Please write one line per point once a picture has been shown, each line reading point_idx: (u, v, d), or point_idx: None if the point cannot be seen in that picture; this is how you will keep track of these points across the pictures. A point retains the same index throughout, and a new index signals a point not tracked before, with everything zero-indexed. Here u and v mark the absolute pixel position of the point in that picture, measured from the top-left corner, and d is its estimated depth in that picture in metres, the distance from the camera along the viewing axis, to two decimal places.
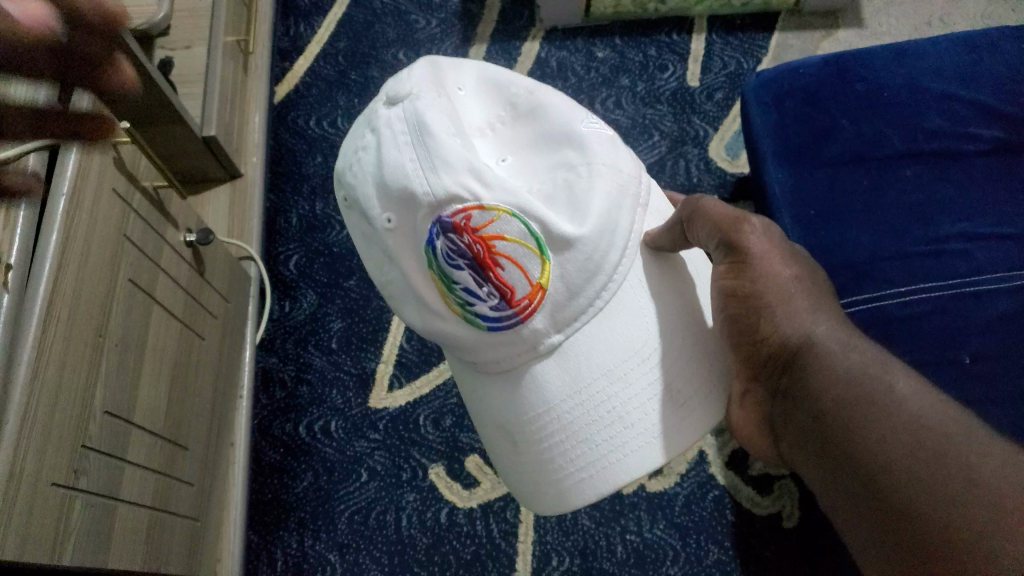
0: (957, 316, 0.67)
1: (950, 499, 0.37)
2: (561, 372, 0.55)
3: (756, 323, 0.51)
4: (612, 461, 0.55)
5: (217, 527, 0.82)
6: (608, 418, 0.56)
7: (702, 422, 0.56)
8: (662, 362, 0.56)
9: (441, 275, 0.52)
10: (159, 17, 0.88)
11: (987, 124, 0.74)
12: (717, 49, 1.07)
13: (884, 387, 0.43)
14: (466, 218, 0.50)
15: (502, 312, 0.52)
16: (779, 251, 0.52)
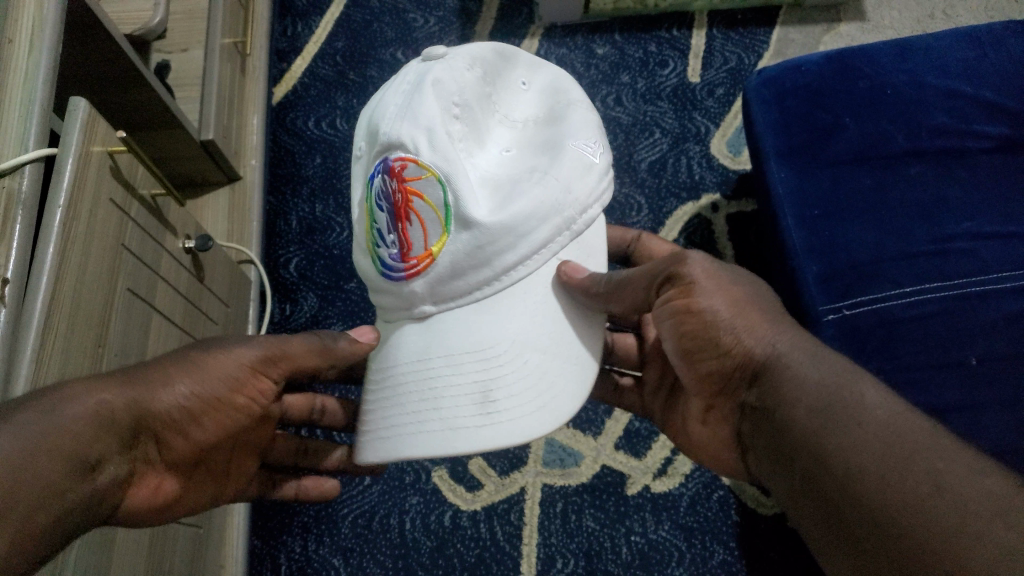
0: (963, 316, 0.66)
1: (916, 500, 0.36)
2: (419, 340, 0.54)
3: (712, 338, 0.50)
4: (406, 433, 0.51)
5: (220, 533, 0.81)
6: (427, 394, 0.52)
7: (504, 437, 0.50)
8: (506, 366, 0.51)
9: (370, 212, 0.55)
10: (156, 21, 0.88)
11: (992, 121, 0.73)
12: (717, 44, 1.06)
13: (857, 397, 0.42)
14: (402, 167, 0.52)
15: (395, 265, 0.53)
16: (723, 276, 0.51)
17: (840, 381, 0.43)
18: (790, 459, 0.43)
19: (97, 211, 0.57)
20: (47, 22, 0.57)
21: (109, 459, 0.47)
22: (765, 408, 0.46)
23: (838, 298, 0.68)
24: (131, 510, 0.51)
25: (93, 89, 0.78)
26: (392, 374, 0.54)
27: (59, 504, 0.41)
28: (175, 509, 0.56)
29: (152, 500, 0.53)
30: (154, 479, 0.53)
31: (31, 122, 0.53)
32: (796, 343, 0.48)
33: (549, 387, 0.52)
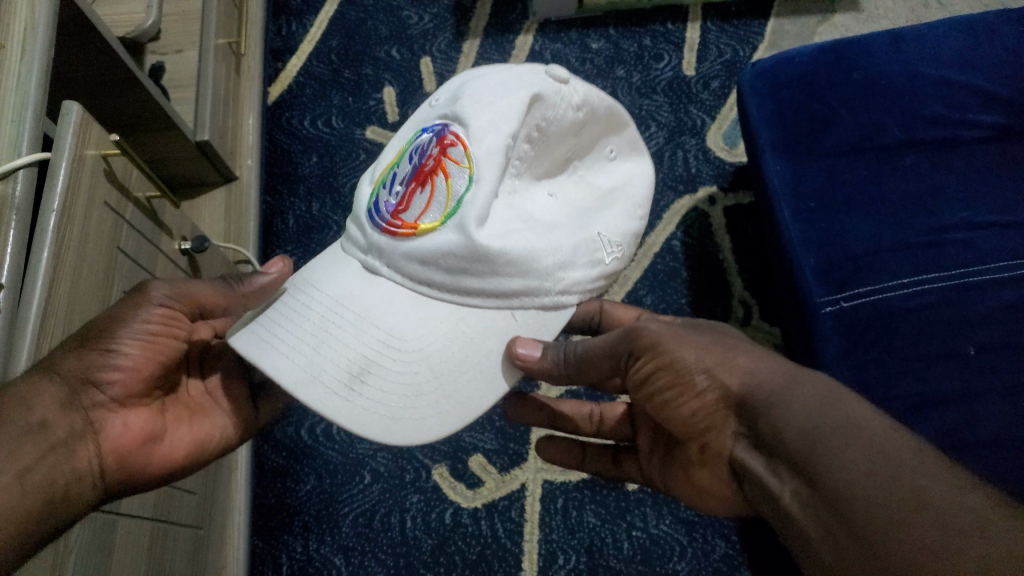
0: (961, 306, 0.66)
1: (896, 516, 0.32)
2: (360, 287, 0.53)
3: (681, 383, 0.49)
4: (277, 348, 0.50)
5: (221, 534, 0.81)
6: (321, 333, 0.51)
7: (341, 420, 0.48)
8: (395, 362, 0.50)
9: (400, 159, 0.54)
10: (148, 23, 0.87)
11: (988, 110, 0.73)
12: (712, 37, 1.05)
13: (850, 414, 0.39)
14: (452, 142, 0.51)
15: (384, 212, 0.52)
16: (681, 333, 0.52)
17: (829, 402, 0.40)
18: (781, 483, 0.40)
19: (92, 215, 0.57)
20: (39, 25, 0.56)
21: (51, 424, 0.48)
22: (755, 437, 0.44)
23: (835, 290, 0.68)
24: (111, 455, 0.52)
25: (86, 92, 0.78)
26: (303, 302, 0.53)
27: (14, 469, 0.45)
28: (156, 452, 0.55)
29: (126, 442, 0.53)
30: (120, 422, 0.53)
31: (24, 126, 0.53)
32: (768, 363, 0.47)
33: (413, 407, 0.50)
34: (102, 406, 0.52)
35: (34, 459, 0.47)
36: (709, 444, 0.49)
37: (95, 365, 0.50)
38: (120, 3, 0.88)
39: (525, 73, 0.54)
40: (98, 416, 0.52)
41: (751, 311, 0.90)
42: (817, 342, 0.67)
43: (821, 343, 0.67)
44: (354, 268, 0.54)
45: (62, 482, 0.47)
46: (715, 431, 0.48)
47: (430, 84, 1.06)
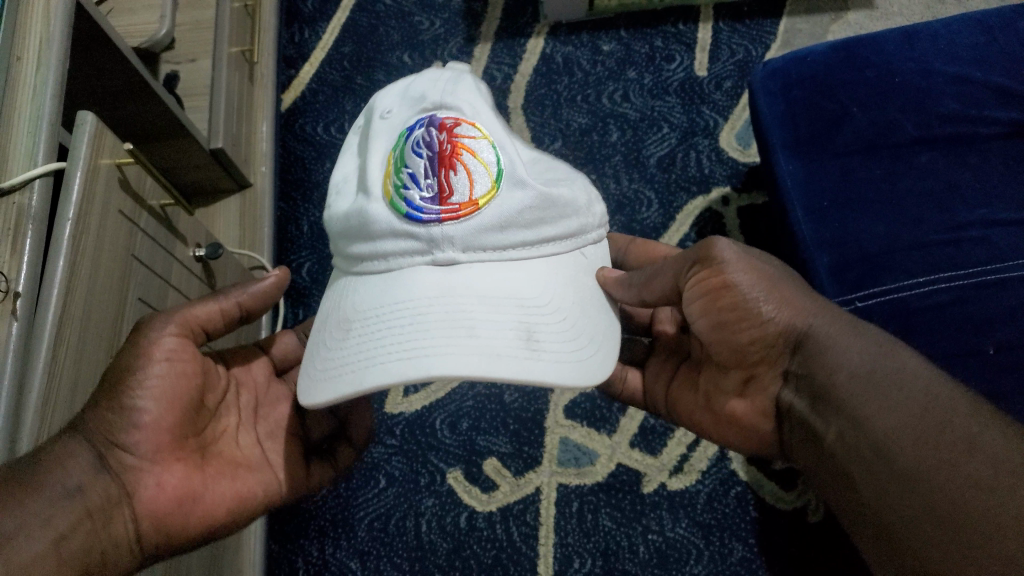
0: (979, 305, 0.65)
1: (941, 457, 0.39)
2: (434, 276, 0.48)
3: (742, 316, 0.52)
4: (430, 352, 0.45)
5: (237, 538, 0.82)
6: (462, 325, 0.46)
7: (550, 376, 0.46)
8: (544, 317, 0.48)
9: (394, 164, 0.51)
10: (162, 33, 0.88)
11: (1003, 106, 0.72)
12: (724, 37, 1.05)
13: (903, 361, 0.45)
14: (454, 123, 0.51)
15: (427, 204, 0.48)
16: (749, 262, 0.53)
17: (886, 354, 0.46)
18: (827, 425, 0.47)
19: (107, 224, 0.58)
20: (54, 36, 0.57)
21: (83, 490, 0.46)
22: (806, 382, 0.50)
23: (849, 290, 0.67)
24: (147, 519, 0.49)
25: (102, 103, 0.78)
26: (399, 316, 0.47)
27: (49, 537, 0.44)
28: (196, 508, 0.52)
29: (164, 503, 0.50)
30: (154, 482, 0.50)
31: (40, 136, 0.53)
32: (816, 309, 0.51)
33: (576, 339, 0.49)
34: (133, 467, 0.49)
35: (69, 526, 0.45)
36: (758, 372, 0.55)
37: (113, 428, 0.48)
38: (134, 13, 0.89)
39: (441, 73, 0.57)
40: (131, 479, 0.49)
41: None
42: None
43: None
44: (415, 272, 0.49)
45: (97, 549, 0.46)
46: (767, 362, 0.54)
47: None
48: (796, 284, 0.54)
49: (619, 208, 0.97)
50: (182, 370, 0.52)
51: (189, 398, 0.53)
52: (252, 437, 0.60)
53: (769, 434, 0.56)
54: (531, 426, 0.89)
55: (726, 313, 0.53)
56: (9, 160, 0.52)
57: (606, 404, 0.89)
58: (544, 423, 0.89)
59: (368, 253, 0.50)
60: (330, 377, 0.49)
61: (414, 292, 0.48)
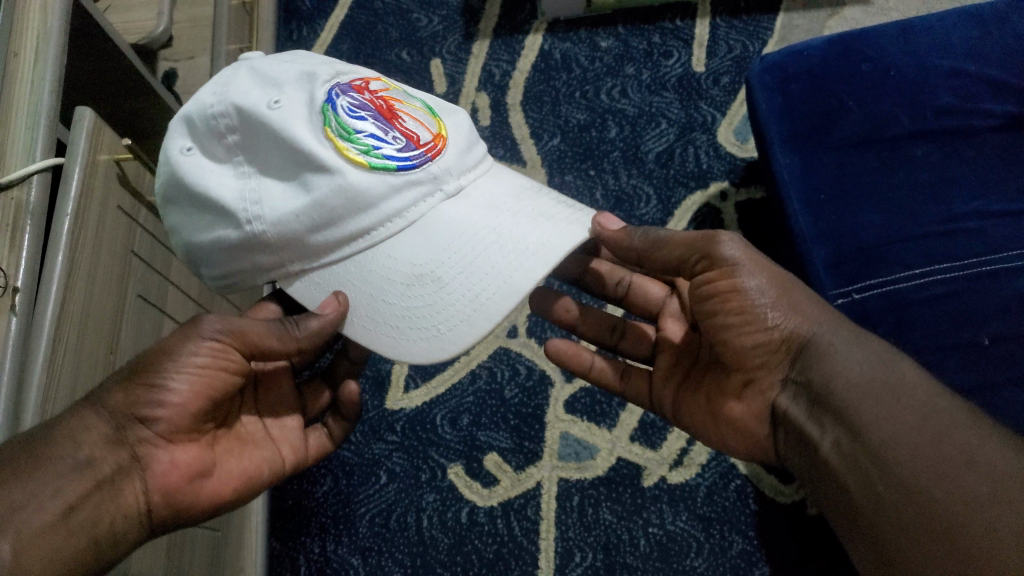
0: (974, 296, 0.65)
1: (943, 471, 0.42)
2: (464, 208, 0.53)
3: (750, 317, 0.53)
4: (519, 260, 0.52)
5: (239, 535, 0.82)
6: (530, 221, 0.54)
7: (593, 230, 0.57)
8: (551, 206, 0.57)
9: (338, 130, 0.50)
10: (159, 30, 0.88)
11: (998, 99, 0.72)
12: (721, 33, 1.05)
13: (899, 372, 0.48)
14: (363, 83, 0.54)
15: (409, 153, 0.51)
16: (755, 257, 0.55)
17: (885, 364, 0.49)
18: (822, 429, 0.49)
19: (105, 220, 0.58)
20: (51, 32, 0.57)
21: (96, 459, 0.46)
22: (809, 387, 0.51)
23: (846, 282, 0.68)
24: (160, 494, 0.49)
25: (101, 100, 0.78)
26: (459, 249, 0.52)
27: (58, 508, 0.44)
28: (206, 488, 0.53)
29: (177, 480, 0.50)
30: (168, 458, 0.50)
31: (38, 132, 0.53)
32: (810, 308, 0.54)
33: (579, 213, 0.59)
34: (149, 442, 0.50)
35: (80, 496, 0.45)
36: (756, 378, 0.55)
37: (140, 402, 0.49)
38: (131, 10, 0.89)
39: (255, 64, 0.53)
40: (146, 454, 0.49)
41: None
42: None
43: None
44: (445, 209, 0.53)
45: (104, 519, 0.46)
46: (766, 369, 0.54)
47: (441, 85, 1.07)
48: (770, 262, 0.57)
49: (618, 204, 0.97)
50: (221, 371, 0.52)
51: (222, 392, 0.53)
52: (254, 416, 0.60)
53: (763, 439, 0.56)
54: (531, 421, 0.89)
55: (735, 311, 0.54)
56: (8, 156, 0.53)
57: (606, 399, 0.90)
58: (544, 418, 0.89)
59: (379, 218, 0.51)
60: (430, 334, 0.52)
61: (459, 222, 0.53)
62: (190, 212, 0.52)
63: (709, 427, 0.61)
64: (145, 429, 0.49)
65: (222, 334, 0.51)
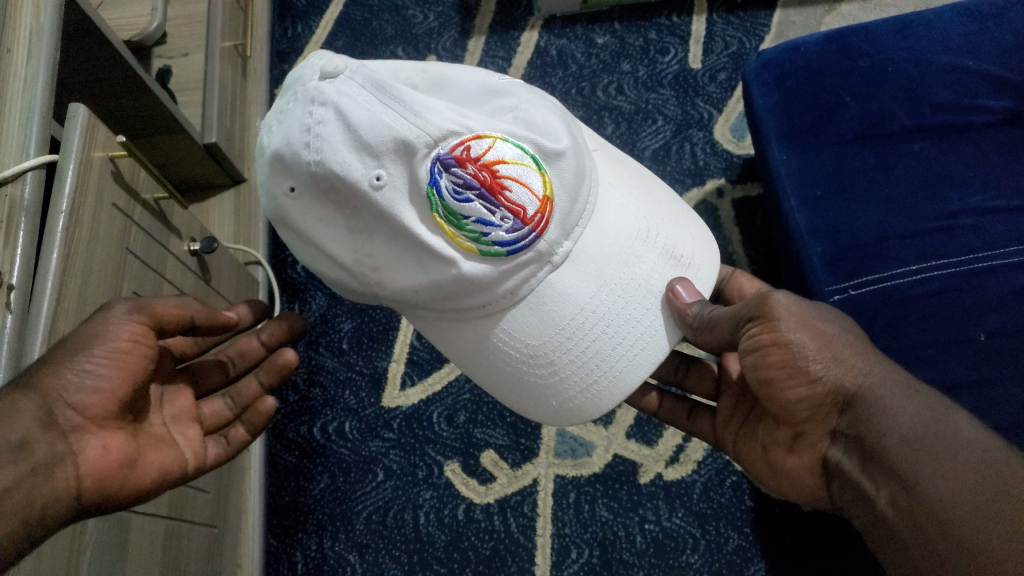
0: (971, 293, 0.65)
1: (999, 530, 0.40)
2: (576, 279, 0.56)
3: (796, 373, 0.53)
4: (623, 357, 0.57)
5: (235, 533, 0.81)
6: (638, 293, 0.57)
7: (704, 285, 0.60)
8: (658, 250, 0.59)
9: (446, 216, 0.50)
10: (154, 27, 0.88)
11: (995, 95, 0.72)
12: (718, 29, 1.05)
13: (954, 426, 0.46)
14: (466, 149, 0.50)
15: (517, 233, 0.51)
16: (804, 317, 0.54)
17: (940, 419, 0.47)
18: (875, 485, 0.48)
19: (100, 217, 0.57)
20: (44, 30, 0.57)
21: (31, 443, 0.43)
22: (857, 442, 0.51)
23: (842, 278, 0.68)
24: (93, 480, 0.46)
25: (94, 97, 0.78)
26: (572, 330, 0.57)
27: None
28: (138, 474, 0.49)
29: (109, 467, 0.47)
30: (99, 443, 0.47)
31: (31, 129, 0.53)
32: (849, 358, 0.52)
33: (688, 252, 0.61)
34: (81, 427, 0.46)
35: (14, 479, 0.42)
36: (805, 432, 0.55)
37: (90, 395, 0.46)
38: (125, 7, 0.89)
39: (353, 115, 0.49)
40: (76, 439, 0.46)
41: None
42: None
43: None
44: (556, 279, 0.55)
45: (39, 501, 0.42)
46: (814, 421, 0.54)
47: None
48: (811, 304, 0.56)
49: None
50: (143, 353, 0.50)
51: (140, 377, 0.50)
52: (160, 423, 0.54)
53: (817, 489, 0.57)
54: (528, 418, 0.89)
55: (779, 368, 0.53)
56: (2, 152, 0.52)
57: None
58: None
59: (493, 295, 0.54)
60: (537, 398, 0.59)
61: (573, 297, 0.56)
62: (302, 246, 0.54)
63: (767, 475, 0.61)
64: (71, 410, 0.46)
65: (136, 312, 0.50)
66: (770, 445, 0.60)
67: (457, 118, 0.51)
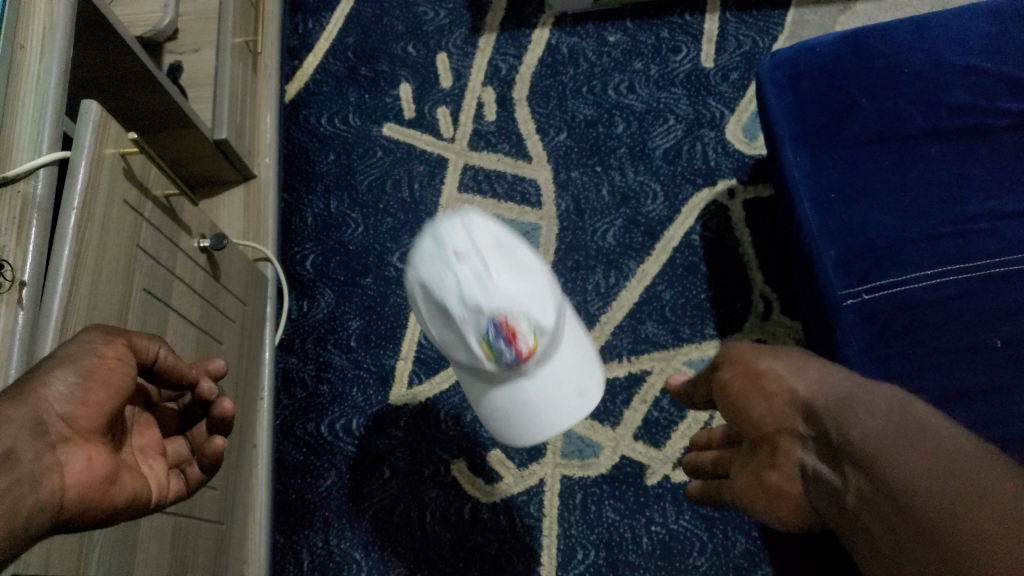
0: (985, 299, 0.65)
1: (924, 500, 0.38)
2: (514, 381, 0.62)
3: (762, 388, 0.51)
4: (542, 428, 0.64)
5: (243, 530, 0.81)
6: (551, 403, 0.63)
7: (594, 382, 0.66)
8: (572, 359, 0.65)
9: (485, 342, 0.57)
10: (165, 22, 0.88)
11: (1014, 98, 0.72)
12: (731, 28, 1.04)
13: (921, 421, 0.42)
14: (512, 335, 0.57)
15: (515, 363, 0.59)
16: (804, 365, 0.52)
17: (903, 406, 0.43)
18: (844, 478, 0.43)
19: (110, 214, 0.57)
20: (57, 27, 0.57)
21: (16, 450, 0.39)
22: (820, 436, 0.45)
23: (856, 282, 0.67)
24: (80, 493, 0.42)
25: (105, 92, 0.78)
26: (510, 401, 0.63)
27: None
28: (118, 490, 0.45)
29: (95, 482, 0.43)
30: (82, 457, 0.43)
31: (44, 126, 0.53)
32: (831, 372, 0.49)
33: (588, 368, 0.66)
34: (68, 437, 0.43)
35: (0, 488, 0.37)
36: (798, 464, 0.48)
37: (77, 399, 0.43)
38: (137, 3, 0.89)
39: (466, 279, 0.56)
40: (63, 450, 0.42)
41: (771, 305, 0.91)
42: (838, 335, 0.66)
43: (842, 336, 0.66)
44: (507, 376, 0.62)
45: (25, 512, 0.38)
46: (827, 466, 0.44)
47: (447, 79, 1.07)
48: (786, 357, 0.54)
49: (624, 201, 0.97)
50: (120, 368, 0.47)
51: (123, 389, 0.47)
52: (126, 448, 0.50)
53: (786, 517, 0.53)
54: None
55: (744, 387, 0.53)
56: (14, 149, 0.52)
57: (610, 396, 0.89)
58: None
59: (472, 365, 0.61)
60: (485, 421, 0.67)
61: (525, 393, 0.63)
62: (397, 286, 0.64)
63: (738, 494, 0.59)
64: (62, 421, 0.43)
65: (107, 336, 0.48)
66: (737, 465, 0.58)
67: (522, 305, 0.58)
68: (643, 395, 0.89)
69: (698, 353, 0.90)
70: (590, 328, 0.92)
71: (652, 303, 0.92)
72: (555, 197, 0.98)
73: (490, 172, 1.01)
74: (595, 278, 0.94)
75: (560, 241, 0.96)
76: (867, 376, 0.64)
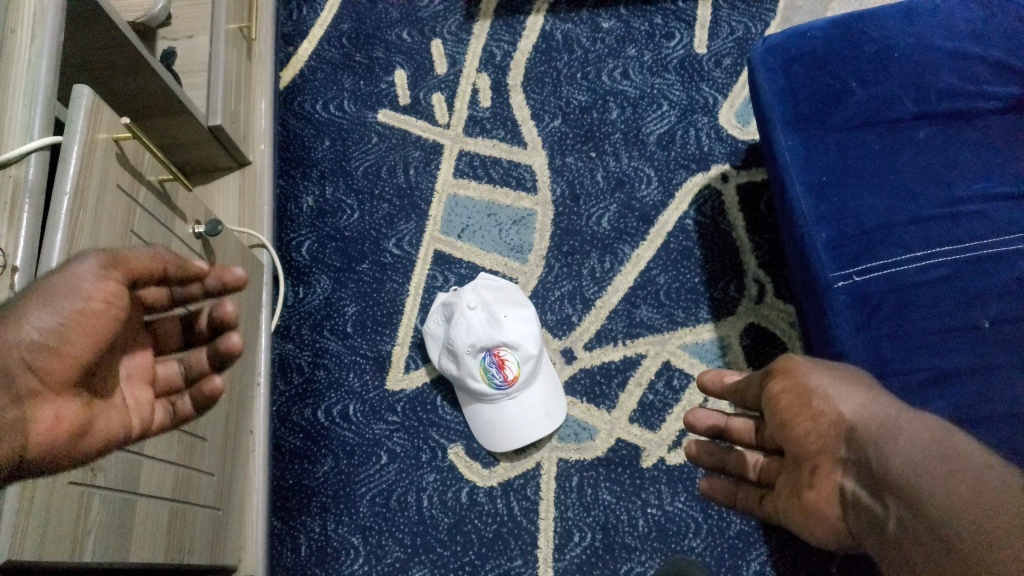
0: (974, 280, 0.66)
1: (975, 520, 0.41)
2: None
3: (809, 407, 0.52)
4: None
5: (239, 515, 0.81)
6: None
7: None
8: None
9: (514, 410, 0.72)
10: (157, 7, 0.88)
11: (1002, 82, 0.72)
12: (724, 14, 1.05)
13: (961, 453, 0.44)
14: None
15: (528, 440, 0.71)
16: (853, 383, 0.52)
17: (942, 439, 0.45)
18: (885, 509, 0.45)
19: (104, 199, 0.57)
20: (48, 9, 0.56)
21: None
22: (864, 471, 0.47)
23: (847, 265, 0.68)
24: (39, 450, 0.42)
25: (98, 77, 0.77)
26: None
27: None
28: (89, 440, 0.45)
29: (61, 439, 0.43)
30: (51, 412, 0.42)
31: (35, 110, 0.53)
32: (877, 399, 0.50)
33: None
34: (36, 391, 0.42)
35: None
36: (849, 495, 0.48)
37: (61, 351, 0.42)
38: None
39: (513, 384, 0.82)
40: (31, 403, 0.42)
41: (764, 289, 0.92)
42: (830, 317, 0.67)
43: (834, 317, 0.67)
44: None
45: None
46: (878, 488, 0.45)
47: (441, 66, 1.07)
48: (829, 370, 0.54)
49: (619, 186, 0.98)
50: (115, 317, 0.45)
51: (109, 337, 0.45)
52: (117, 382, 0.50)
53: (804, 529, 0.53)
54: None
55: (790, 405, 0.53)
56: (4, 134, 0.52)
57: (605, 380, 0.90)
58: None
59: None
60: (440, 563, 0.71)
61: None
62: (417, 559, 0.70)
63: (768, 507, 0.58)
64: (32, 372, 0.41)
65: (105, 267, 0.45)
66: (770, 475, 0.60)
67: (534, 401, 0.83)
68: (638, 379, 0.90)
69: (693, 336, 0.91)
70: (585, 313, 0.93)
71: (647, 288, 0.93)
72: (550, 183, 0.99)
73: (485, 158, 1.01)
74: (590, 262, 0.95)
75: (556, 226, 0.97)
76: (858, 357, 0.65)
